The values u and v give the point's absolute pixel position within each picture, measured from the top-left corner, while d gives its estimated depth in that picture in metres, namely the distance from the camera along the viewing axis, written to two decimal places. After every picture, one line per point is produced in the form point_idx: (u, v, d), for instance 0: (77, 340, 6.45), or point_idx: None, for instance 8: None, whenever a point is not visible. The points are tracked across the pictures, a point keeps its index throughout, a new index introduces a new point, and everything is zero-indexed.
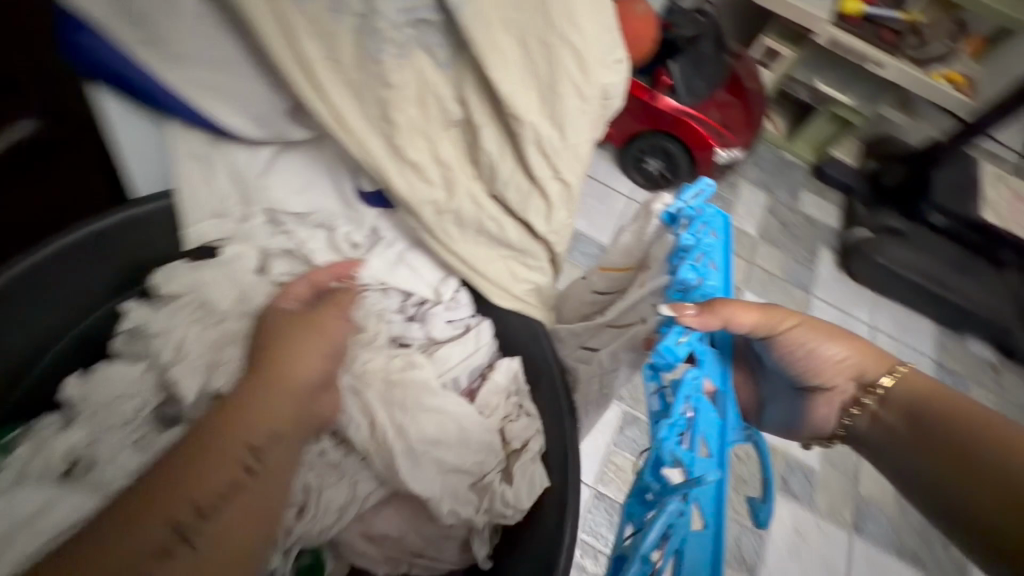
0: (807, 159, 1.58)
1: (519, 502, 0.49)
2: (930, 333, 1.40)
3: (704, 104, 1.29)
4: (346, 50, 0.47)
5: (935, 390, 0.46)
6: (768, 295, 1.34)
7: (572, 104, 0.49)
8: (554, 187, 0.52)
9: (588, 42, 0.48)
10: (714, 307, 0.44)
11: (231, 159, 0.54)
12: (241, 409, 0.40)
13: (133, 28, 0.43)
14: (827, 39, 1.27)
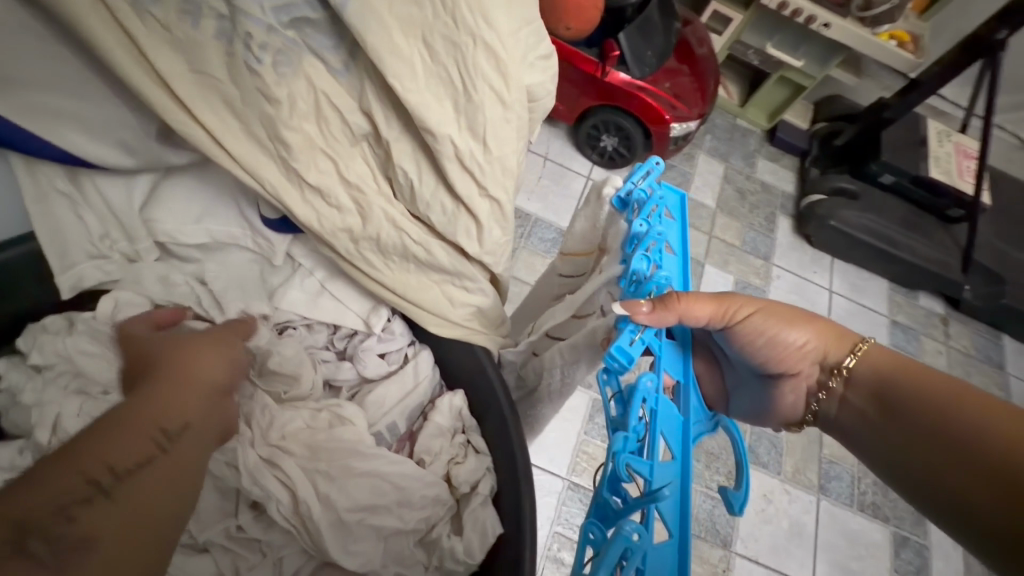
0: (762, 125, 1.57)
1: (470, 555, 0.48)
2: (883, 292, 1.43)
3: (654, 76, 1.25)
4: (217, 61, 0.41)
5: (901, 366, 0.45)
6: (727, 267, 1.34)
7: (493, 113, 0.44)
8: (482, 206, 0.48)
9: (504, 41, 0.41)
10: (668, 302, 0.42)
11: (102, 191, 0.51)
12: (153, 396, 0.40)
13: None
14: (775, 1, 1.24)
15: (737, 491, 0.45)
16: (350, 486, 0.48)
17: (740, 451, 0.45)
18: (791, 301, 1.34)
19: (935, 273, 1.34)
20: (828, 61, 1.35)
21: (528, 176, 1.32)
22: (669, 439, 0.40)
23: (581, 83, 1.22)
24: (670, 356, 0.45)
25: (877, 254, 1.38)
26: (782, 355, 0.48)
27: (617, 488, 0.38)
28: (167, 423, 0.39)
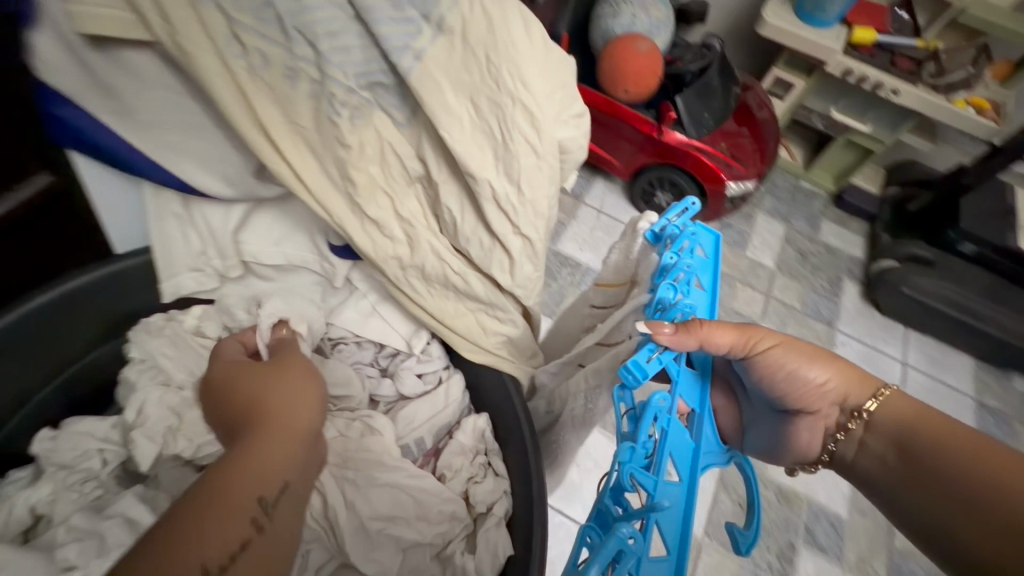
0: (828, 188, 1.54)
1: (479, 572, 0.53)
2: (968, 370, 1.30)
3: (712, 136, 1.27)
4: (304, 112, 0.48)
5: (919, 414, 0.45)
6: (786, 329, 1.29)
7: (527, 162, 0.48)
8: (515, 243, 0.52)
9: (539, 101, 0.47)
10: (690, 327, 0.43)
11: (206, 217, 0.59)
12: (245, 460, 0.41)
13: (105, 99, 0.46)
14: (840, 69, 1.23)
15: (745, 529, 0.46)
16: (372, 495, 0.54)
17: (752, 491, 0.46)
18: None
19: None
20: (899, 127, 1.32)
21: (581, 228, 1.36)
22: (678, 461, 0.41)
23: (639, 143, 1.27)
24: (689, 382, 0.46)
25: (959, 328, 1.27)
26: (802, 392, 0.49)
27: (620, 499, 0.39)
28: (260, 496, 0.40)
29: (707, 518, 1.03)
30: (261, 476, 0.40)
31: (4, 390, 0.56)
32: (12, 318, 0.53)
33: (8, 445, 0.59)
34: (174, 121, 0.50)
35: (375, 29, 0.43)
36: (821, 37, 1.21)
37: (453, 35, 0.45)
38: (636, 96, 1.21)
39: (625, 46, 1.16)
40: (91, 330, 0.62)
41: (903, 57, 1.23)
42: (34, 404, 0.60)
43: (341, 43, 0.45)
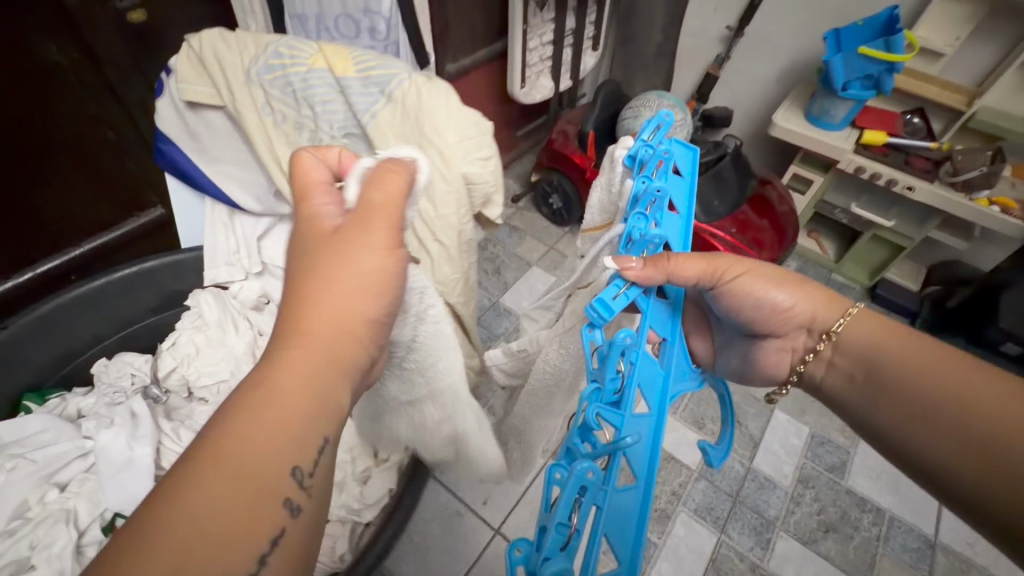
0: (863, 282, 1.52)
1: (364, 498, 0.70)
2: None
3: (721, 221, 1.37)
4: (304, 150, 0.69)
5: (884, 332, 0.51)
6: (803, 417, 1.24)
7: (440, 188, 0.65)
8: (434, 249, 0.69)
9: (448, 146, 0.63)
10: (658, 263, 0.50)
11: (241, 223, 0.83)
12: (278, 404, 0.36)
13: (191, 139, 0.71)
14: (852, 166, 1.29)
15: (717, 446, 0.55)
16: None
17: (726, 404, 0.56)
18: (884, 471, 1.16)
19: None
20: (926, 221, 1.33)
21: None
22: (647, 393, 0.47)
23: None
24: (656, 313, 0.53)
25: None
26: (768, 318, 0.57)
27: (589, 437, 0.44)
28: (297, 462, 0.36)
29: None
30: (296, 432, 0.36)
31: (83, 330, 0.80)
32: (101, 279, 0.78)
33: (76, 369, 0.82)
34: (229, 154, 0.74)
35: (350, 98, 0.65)
36: (828, 137, 1.30)
37: (397, 101, 0.64)
38: None
39: None
40: (150, 300, 0.84)
41: (918, 157, 1.28)
42: (101, 345, 0.83)
43: (330, 107, 0.66)
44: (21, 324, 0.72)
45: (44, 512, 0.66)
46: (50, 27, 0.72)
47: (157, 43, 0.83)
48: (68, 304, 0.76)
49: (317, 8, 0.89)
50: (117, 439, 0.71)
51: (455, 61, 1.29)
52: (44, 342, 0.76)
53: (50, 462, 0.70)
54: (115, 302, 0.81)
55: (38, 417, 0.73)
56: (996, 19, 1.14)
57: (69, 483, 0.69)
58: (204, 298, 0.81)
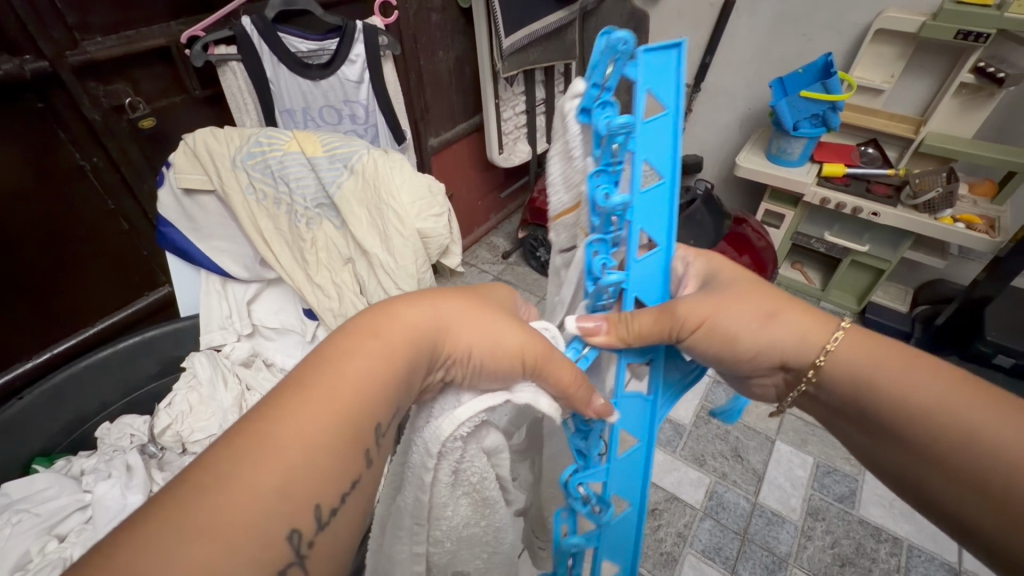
0: (852, 306, 1.54)
1: None
2: None
3: None
4: (283, 221, 0.77)
5: (870, 366, 0.41)
6: (805, 447, 1.23)
7: (398, 242, 0.73)
8: (397, 295, 0.74)
9: (402, 207, 0.72)
10: (625, 326, 0.43)
11: (234, 290, 0.90)
12: (380, 337, 0.35)
13: (187, 221, 0.80)
14: (816, 198, 1.35)
15: None
16: None
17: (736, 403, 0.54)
18: (897, 498, 1.13)
19: None
20: (899, 243, 1.37)
21: None
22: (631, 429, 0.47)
23: None
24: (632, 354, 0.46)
25: None
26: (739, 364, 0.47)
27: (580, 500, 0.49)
28: (380, 420, 0.33)
29: None
30: (387, 393, 0.34)
31: (90, 399, 0.86)
32: (108, 348, 0.84)
33: (82, 436, 0.87)
34: (220, 232, 0.83)
35: (319, 174, 0.74)
36: (788, 173, 1.37)
37: (358, 173, 0.74)
38: None
39: None
40: (153, 366, 0.91)
41: (878, 184, 1.34)
42: (106, 412, 0.89)
43: (303, 181, 0.75)
44: (35, 395, 0.79)
45: (43, 561, 0.68)
46: (76, 138, 0.84)
47: (167, 142, 0.95)
48: (76, 373, 0.82)
49: (305, 102, 1.02)
50: (112, 491, 0.75)
51: (436, 136, 1.42)
52: (54, 410, 0.82)
53: (51, 515, 0.73)
54: (121, 368, 0.87)
55: (42, 475, 0.77)
56: (924, 55, 1.25)
57: (67, 535, 0.73)
58: (198, 359, 0.87)
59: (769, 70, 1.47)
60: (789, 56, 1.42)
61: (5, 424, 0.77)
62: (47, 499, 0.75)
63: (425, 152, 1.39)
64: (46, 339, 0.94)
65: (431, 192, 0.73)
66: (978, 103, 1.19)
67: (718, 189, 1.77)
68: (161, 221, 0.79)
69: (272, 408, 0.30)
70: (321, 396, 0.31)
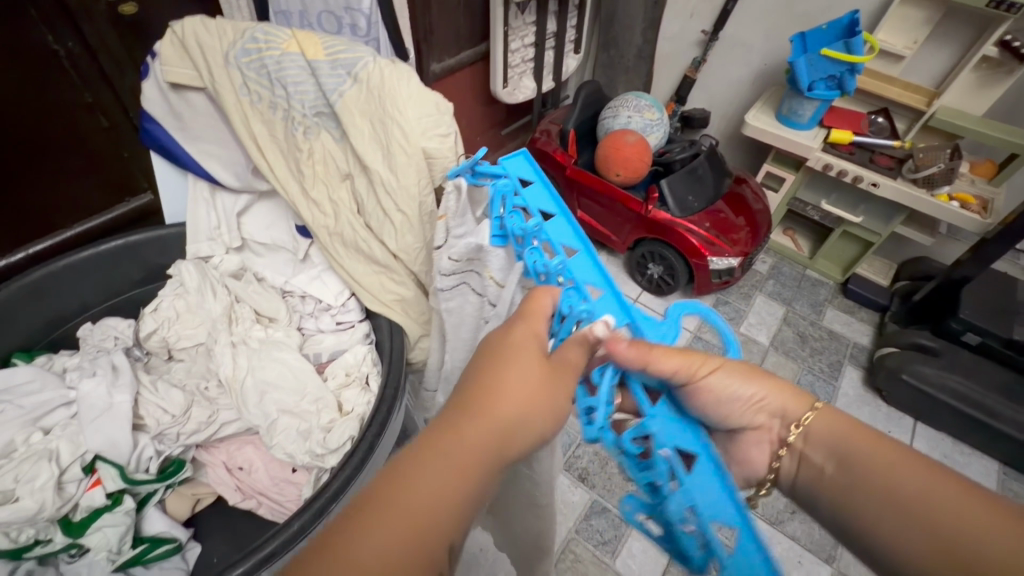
0: (835, 277, 1.57)
1: (326, 444, 0.71)
2: (990, 474, 1.20)
3: (698, 216, 1.38)
4: (280, 128, 0.73)
5: (847, 427, 0.48)
6: None
7: (400, 160, 0.68)
8: (396, 217, 0.72)
9: (408, 121, 0.67)
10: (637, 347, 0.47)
11: (223, 201, 0.86)
12: (452, 441, 0.38)
13: (174, 120, 0.76)
14: (819, 163, 1.35)
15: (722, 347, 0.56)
16: (265, 366, 0.79)
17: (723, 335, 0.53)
18: None
19: None
20: (892, 217, 1.37)
21: None
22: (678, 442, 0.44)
23: (631, 219, 1.42)
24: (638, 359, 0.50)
25: (973, 425, 1.19)
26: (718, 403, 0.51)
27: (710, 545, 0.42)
28: (454, 528, 0.36)
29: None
30: (459, 505, 0.36)
31: (71, 297, 0.84)
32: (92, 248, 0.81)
33: (63, 335, 0.86)
34: (210, 134, 0.78)
35: (319, 80, 0.69)
36: (796, 135, 1.35)
37: (362, 82, 0.69)
38: (625, 178, 1.38)
39: (614, 136, 1.38)
40: (138, 271, 0.89)
41: (882, 155, 1.33)
42: (87, 313, 0.87)
43: (302, 87, 0.70)
44: (14, 288, 0.76)
45: (29, 451, 0.69)
46: (49, 18, 0.77)
47: (149, 34, 0.88)
48: (57, 270, 0.79)
49: (302, 6, 0.96)
50: (99, 388, 0.74)
51: (439, 61, 1.34)
52: (34, 305, 0.79)
53: (37, 408, 0.73)
54: (102, 270, 0.85)
55: (24, 369, 0.76)
56: (951, 23, 1.21)
57: (52, 428, 0.73)
58: (185, 267, 0.85)
59: (790, 24, 1.40)
60: (814, 11, 1.35)
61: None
62: (31, 391, 0.75)
63: (426, 78, 1.31)
64: (24, 236, 0.91)
65: (438, 108, 0.68)
66: (996, 79, 1.17)
67: (720, 147, 1.73)
68: (147, 116, 0.75)
69: (355, 526, 0.33)
70: (414, 506, 0.34)
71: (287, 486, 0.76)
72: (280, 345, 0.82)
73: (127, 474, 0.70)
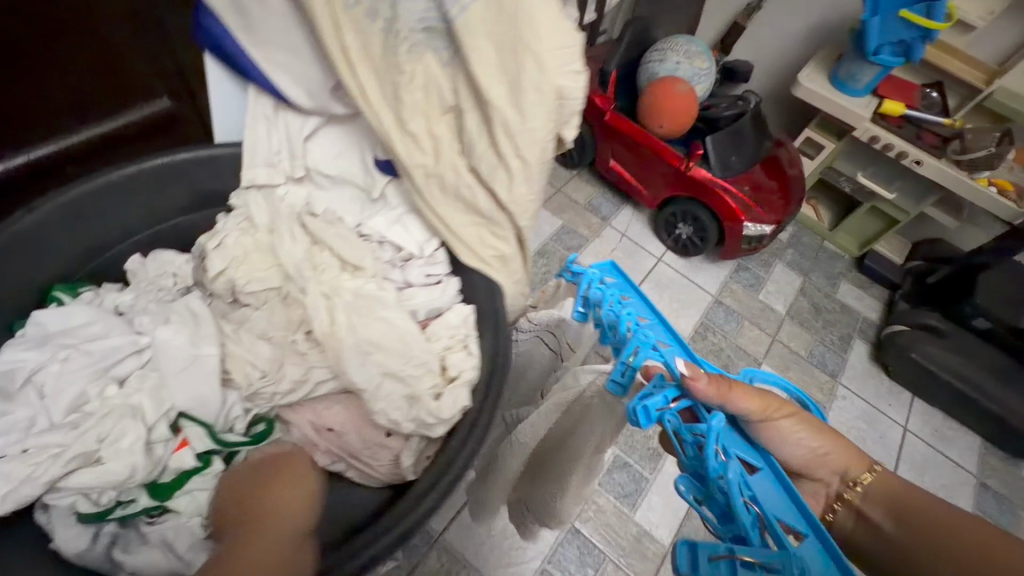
0: (851, 251, 1.58)
1: (440, 413, 0.68)
2: (975, 449, 1.29)
3: (737, 178, 1.34)
4: (376, 42, 0.64)
5: (905, 489, 0.53)
6: (788, 374, 1.33)
7: (531, 97, 0.61)
8: (514, 163, 0.66)
9: (547, 49, 0.59)
10: (718, 384, 0.52)
11: (287, 121, 0.77)
12: (259, 531, 0.50)
13: (237, 16, 0.64)
14: (866, 135, 1.31)
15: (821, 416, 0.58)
16: (368, 325, 0.72)
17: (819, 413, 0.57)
18: (854, 426, 1.27)
19: None
20: (923, 198, 1.37)
21: (604, 246, 1.47)
22: (742, 452, 0.50)
23: (668, 175, 1.36)
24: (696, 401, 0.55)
25: (968, 404, 1.27)
26: (782, 447, 0.53)
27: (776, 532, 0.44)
28: None
29: (676, 528, 1.05)
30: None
31: (114, 224, 0.75)
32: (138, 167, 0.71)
33: (104, 264, 0.78)
34: (279, 40, 0.67)
35: None
36: (847, 102, 1.30)
37: None
38: (667, 130, 1.31)
39: (663, 84, 1.29)
40: (187, 197, 0.80)
41: (929, 131, 1.29)
42: (132, 242, 0.79)
43: None
44: (49, 211, 0.66)
45: (107, 406, 0.65)
46: None
47: None
48: (98, 190, 0.69)
49: None
50: (178, 337, 0.70)
51: None
52: (74, 230, 0.70)
53: (106, 356, 0.68)
54: (149, 193, 0.75)
55: (82, 309, 0.70)
56: None
57: (126, 379, 0.68)
58: (252, 198, 0.79)
59: None
60: None
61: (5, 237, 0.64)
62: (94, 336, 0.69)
63: None
64: None
65: (577, 40, 0.60)
66: None
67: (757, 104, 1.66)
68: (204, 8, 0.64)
69: None
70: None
71: (379, 450, 0.72)
72: (377, 300, 0.74)
73: (215, 433, 0.69)
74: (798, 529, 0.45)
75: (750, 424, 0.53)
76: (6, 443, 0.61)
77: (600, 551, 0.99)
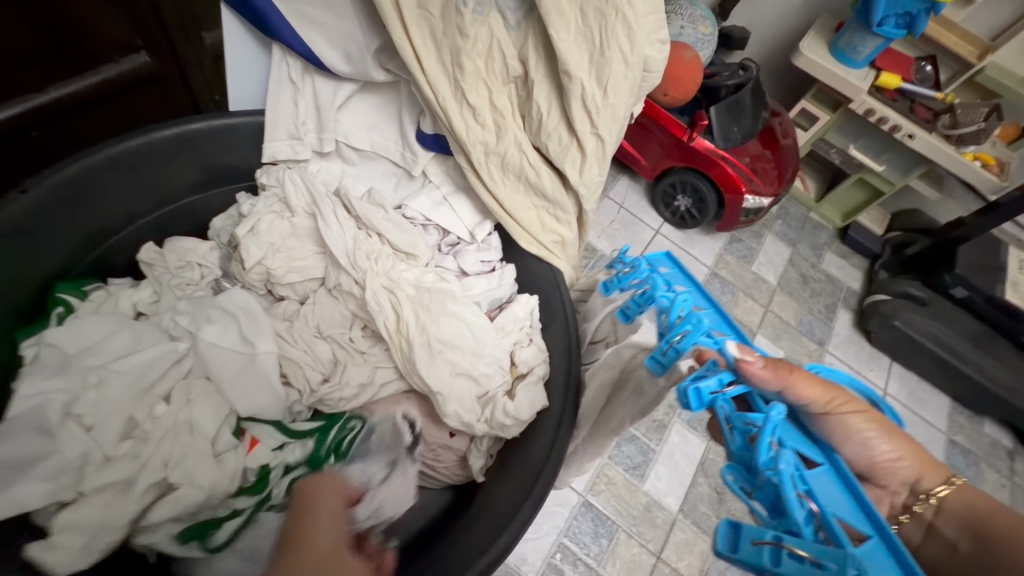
0: (835, 223, 1.62)
1: (517, 412, 0.71)
2: (944, 408, 1.39)
3: (737, 149, 1.33)
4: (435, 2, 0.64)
5: (982, 505, 0.56)
6: (780, 343, 1.37)
7: (616, 69, 0.62)
8: (590, 141, 0.68)
9: (636, 18, 0.60)
10: (778, 370, 0.52)
11: (321, 88, 0.77)
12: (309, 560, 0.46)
13: None
14: (863, 107, 1.31)
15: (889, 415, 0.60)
16: (440, 322, 0.73)
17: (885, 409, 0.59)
18: None
19: (1002, 399, 1.31)
20: (909, 170, 1.40)
21: (602, 218, 1.45)
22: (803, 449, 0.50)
23: (669, 147, 1.34)
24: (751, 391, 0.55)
25: (941, 367, 1.35)
26: (850, 439, 0.53)
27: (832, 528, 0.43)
28: None
29: (684, 496, 1.08)
30: None
31: (121, 203, 0.74)
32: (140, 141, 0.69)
33: (114, 247, 0.77)
34: None
35: None
36: (848, 74, 1.30)
37: None
38: (672, 98, 1.26)
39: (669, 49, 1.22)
40: (198, 173, 0.79)
41: (922, 106, 1.32)
42: (142, 223, 0.79)
43: None
44: (44, 189, 0.64)
45: (158, 427, 0.64)
46: None
47: None
48: (94, 166, 0.67)
49: None
50: (229, 339, 0.71)
51: None
52: (79, 211, 0.69)
53: (143, 373, 0.66)
54: (152, 169, 0.74)
55: (100, 319, 0.69)
56: None
57: (171, 395, 0.67)
58: (290, 178, 0.79)
59: None
60: None
61: (15, 222, 0.63)
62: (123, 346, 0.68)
63: None
64: None
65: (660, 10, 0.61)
66: None
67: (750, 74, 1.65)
68: None
69: None
70: None
71: (444, 452, 0.76)
72: (449, 294, 0.76)
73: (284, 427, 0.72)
74: (861, 532, 0.44)
75: (811, 415, 0.53)
76: (61, 488, 0.58)
77: (613, 522, 1.01)
